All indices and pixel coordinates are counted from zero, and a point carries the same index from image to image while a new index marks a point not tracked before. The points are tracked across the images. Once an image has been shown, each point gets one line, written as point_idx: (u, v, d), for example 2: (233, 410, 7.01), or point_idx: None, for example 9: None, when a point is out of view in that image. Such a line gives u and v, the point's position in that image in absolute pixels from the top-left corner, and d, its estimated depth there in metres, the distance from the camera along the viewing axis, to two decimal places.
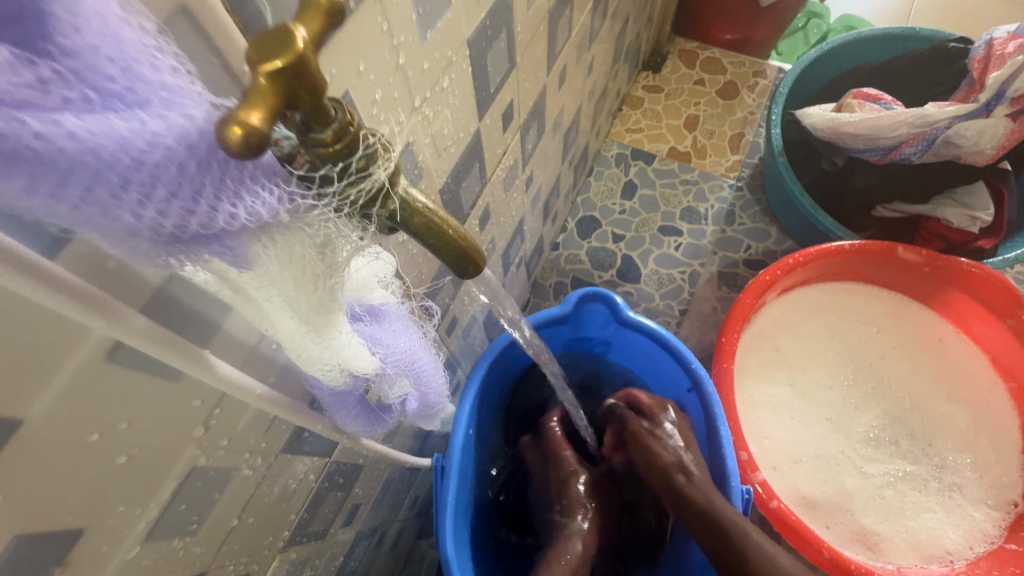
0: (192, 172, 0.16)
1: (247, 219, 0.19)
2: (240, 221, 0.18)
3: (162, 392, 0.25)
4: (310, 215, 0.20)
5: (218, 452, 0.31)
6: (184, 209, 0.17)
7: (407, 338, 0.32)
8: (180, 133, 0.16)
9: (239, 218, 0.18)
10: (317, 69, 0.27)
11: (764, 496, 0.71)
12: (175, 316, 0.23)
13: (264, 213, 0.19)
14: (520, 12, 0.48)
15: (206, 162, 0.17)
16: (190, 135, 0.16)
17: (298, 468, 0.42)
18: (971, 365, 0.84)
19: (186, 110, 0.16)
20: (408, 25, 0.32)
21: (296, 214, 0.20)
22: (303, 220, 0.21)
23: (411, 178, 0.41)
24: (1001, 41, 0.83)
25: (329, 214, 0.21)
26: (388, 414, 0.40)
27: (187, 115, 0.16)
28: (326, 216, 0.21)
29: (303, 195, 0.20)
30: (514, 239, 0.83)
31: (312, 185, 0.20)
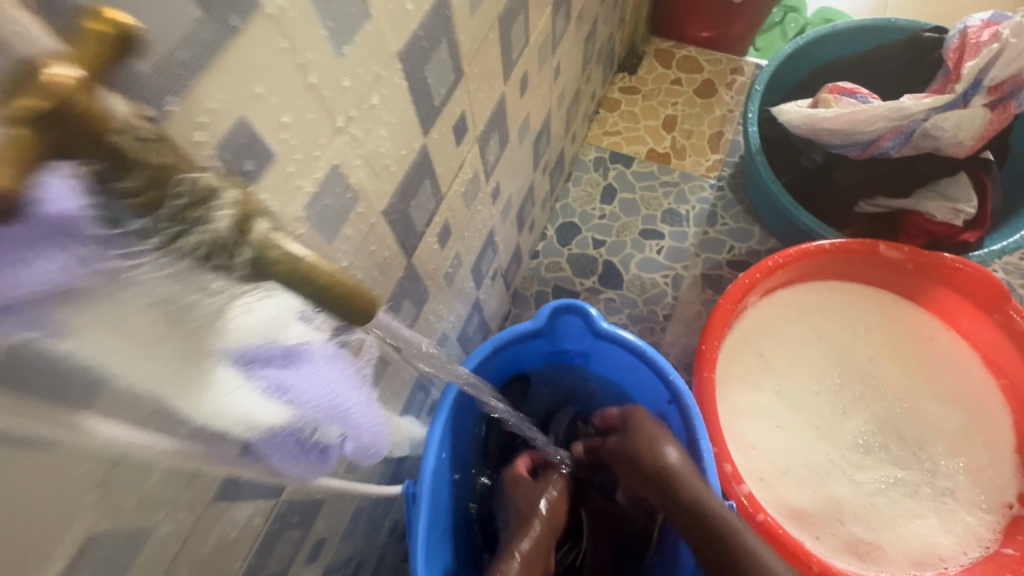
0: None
1: (44, 287, 0.17)
2: (28, 288, 0.17)
3: (29, 457, 0.23)
4: (124, 275, 0.20)
5: (124, 513, 0.28)
6: None
7: (327, 378, 0.30)
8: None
9: (25, 287, 0.17)
10: (199, 96, 0.24)
11: (750, 510, 0.68)
12: (37, 385, 0.21)
13: (67, 276, 0.18)
14: (461, 21, 0.46)
15: None
16: None
17: (238, 515, 0.39)
18: (960, 363, 0.82)
19: None
20: (318, 42, 0.30)
21: (107, 275, 0.19)
22: (119, 280, 0.20)
23: (343, 202, 0.38)
24: (976, 29, 0.82)
25: (155, 270, 0.21)
26: (329, 457, 0.37)
27: None
28: (154, 273, 0.21)
29: (120, 250, 0.20)
30: (485, 252, 0.80)
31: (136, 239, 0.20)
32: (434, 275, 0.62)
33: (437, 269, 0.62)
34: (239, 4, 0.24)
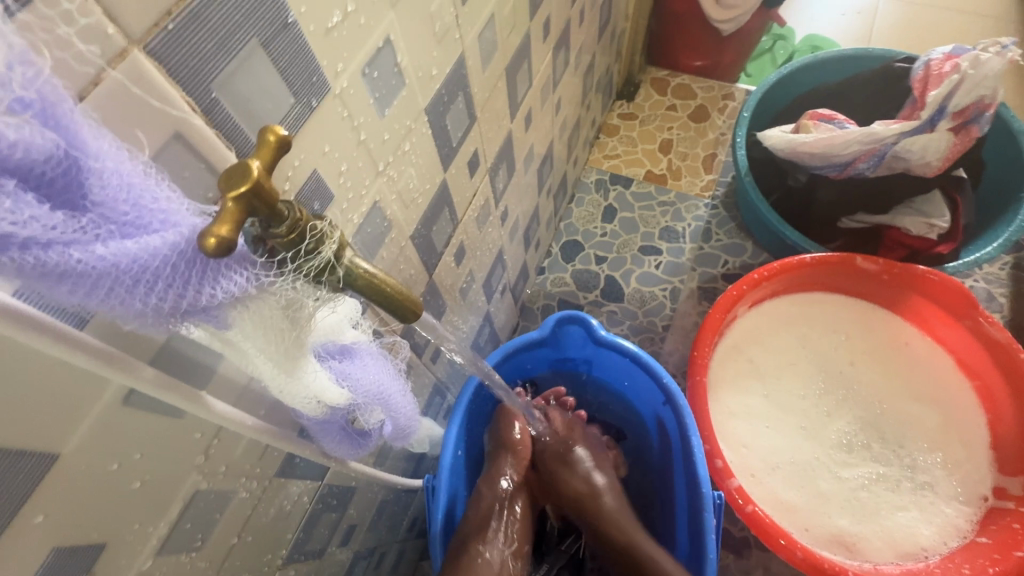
0: (179, 265, 0.21)
1: (225, 296, 0.23)
2: (219, 297, 0.22)
3: (168, 427, 0.30)
4: (274, 286, 0.24)
5: (217, 477, 0.36)
6: (177, 294, 0.21)
7: (375, 371, 0.37)
8: (172, 243, 0.20)
9: (218, 296, 0.22)
10: (287, 157, 0.33)
11: (739, 501, 0.74)
12: (178, 368, 0.29)
13: (237, 290, 0.23)
14: (475, 77, 0.55)
15: (192, 260, 0.21)
16: (180, 242, 0.21)
17: (292, 491, 0.47)
18: (937, 366, 0.88)
19: (180, 227, 0.21)
20: (367, 108, 0.38)
21: (263, 286, 0.24)
22: (269, 290, 0.24)
23: (380, 230, 0.47)
24: (937, 61, 0.89)
25: (289, 282, 0.25)
26: (367, 440, 0.45)
27: (178, 230, 0.21)
28: (287, 283, 0.25)
29: (267, 271, 0.24)
30: (495, 268, 0.89)
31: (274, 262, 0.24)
32: (451, 290, 0.70)
33: (453, 285, 0.70)
34: (317, 90, 0.33)
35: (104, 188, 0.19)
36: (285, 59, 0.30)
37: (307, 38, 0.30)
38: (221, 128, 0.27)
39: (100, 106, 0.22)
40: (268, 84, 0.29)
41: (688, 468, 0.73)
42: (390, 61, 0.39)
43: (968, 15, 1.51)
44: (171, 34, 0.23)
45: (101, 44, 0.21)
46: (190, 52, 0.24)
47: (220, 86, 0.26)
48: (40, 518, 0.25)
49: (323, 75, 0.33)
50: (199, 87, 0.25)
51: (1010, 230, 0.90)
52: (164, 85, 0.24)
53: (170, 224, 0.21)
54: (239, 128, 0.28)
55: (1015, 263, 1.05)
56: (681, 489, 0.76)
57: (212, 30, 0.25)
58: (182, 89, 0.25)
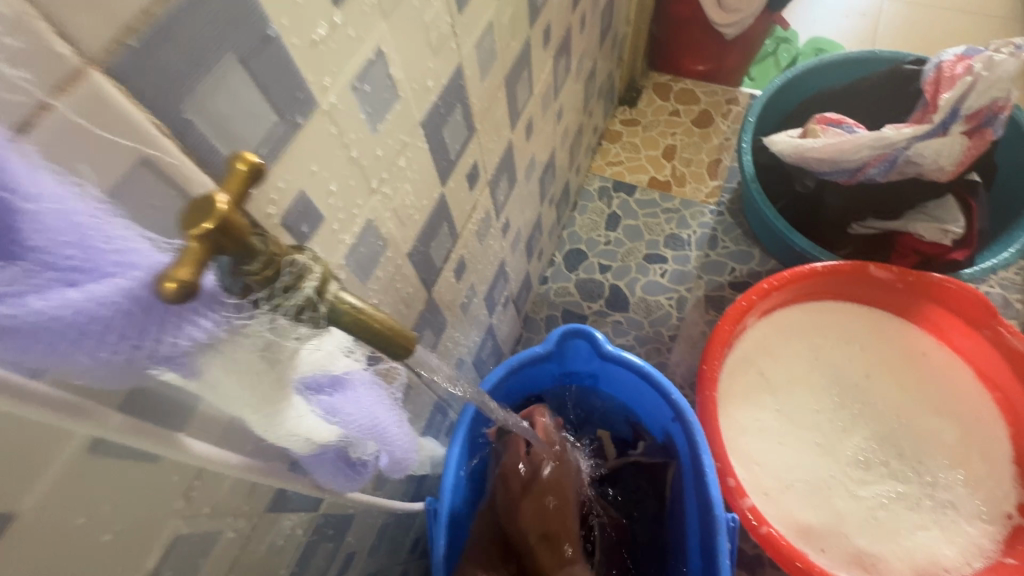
0: (133, 313, 0.19)
1: (190, 343, 0.21)
2: (183, 345, 0.21)
3: (142, 472, 0.28)
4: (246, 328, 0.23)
5: (200, 519, 0.34)
6: (134, 345, 0.19)
7: (368, 404, 0.34)
8: (124, 289, 0.18)
9: (181, 344, 0.21)
10: (271, 178, 0.31)
11: (753, 522, 0.71)
12: (152, 411, 0.27)
13: (204, 335, 0.21)
14: (473, 87, 0.53)
15: (150, 307, 0.19)
16: (134, 289, 0.19)
17: (284, 525, 0.44)
18: (955, 377, 0.85)
19: (133, 271, 0.19)
20: (358, 124, 0.36)
21: (235, 329, 0.23)
22: (241, 332, 0.23)
23: (375, 249, 0.44)
24: (950, 63, 0.87)
25: (263, 324, 0.24)
26: (363, 472, 0.43)
27: (131, 276, 0.19)
28: (262, 325, 0.24)
29: (238, 314, 0.23)
30: (497, 281, 0.86)
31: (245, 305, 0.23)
32: (451, 306, 0.68)
33: (453, 300, 0.68)
34: (302, 106, 0.31)
35: (42, 231, 0.17)
36: (266, 75, 0.27)
37: (291, 52, 0.28)
38: (194, 149, 0.25)
39: (51, 135, 0.20)
40: (247, 102, 0.27)
41: (700, 488, 0.70)
42: (382, 73, 0.37)
43: (974, 15, 1.49)
44: (135, 51, 0.21)
45: (53, 65, 0.19)
46: (157, 72, 0.22)
47: (195, 107, 0.24)
48: None
49: (310, 91, 0.31)
50: (169, 109, 0.23)
51: None
52: (126, 107, 0.22)
53: (123, 266, 0.18)
54: (216, 150, 0.26)
55: None
56: (692, 510, 0.73)
57: (182, 46, 0.23)
58: (148, 111, 0.23)
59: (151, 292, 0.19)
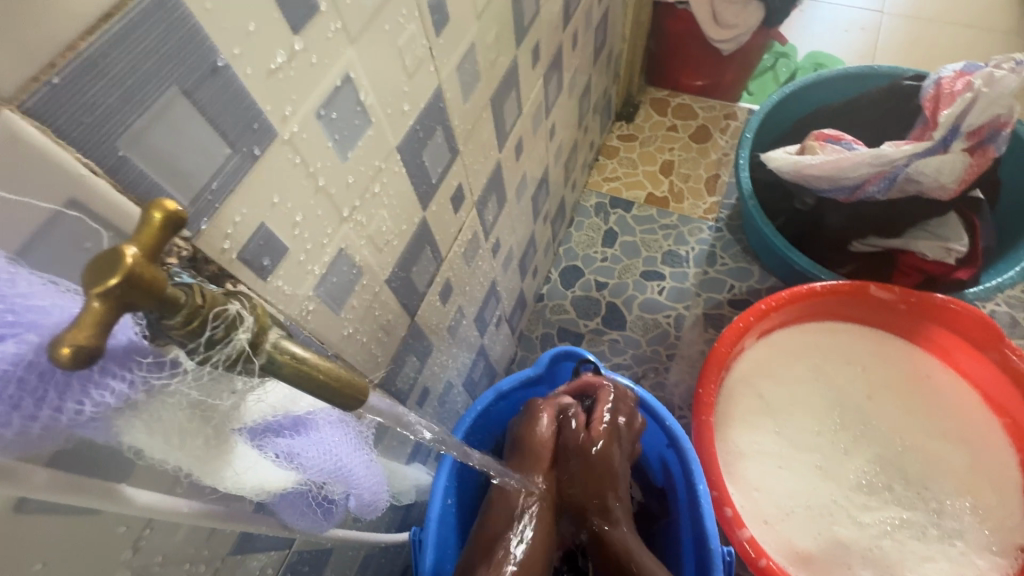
0: (27, 383, 0.18)
1: (99, 408, 0.20)
2: (89, 412, 0.19)
3: (81, 526, 0.26)
4: (167, 390, 0.22)
5: (152, 568, 0.32)
6: (27, 415, 0.18)
7: (331, 446, 0.33)
8: (15, 356, 0.17)
9: (86, 411, 0.19)
10: (226, 214, 0.29)
11: (751, 555, 0.68)
12: (87, 464, 0.25)
13: (116, 398, 0.20)
14: (455, 109, 0.52)
15: (46, 375, 0.18)
16: (27, 356, 0.18)
17: (252, 565, 0.42)
18: (961, 401, 0.82)
19: (23, 335, 0.17)
20: (325, 152, 0.35)
21: (154, 392, 0.22)
22: (162, 395, 0.22)
23: (350, 278, 0.43)
24: (949, 79, 0.86)
25: (190, 383, 0.23)
26: (332, 513, 0.41)
27: (22, 341, 0.17)
28: (189, 385, 0.23)
29: (159, 376, 0.21)
30: (488, 301, 0.85)
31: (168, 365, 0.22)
32: (437, 329, 0.66)
33: (440, 324, 0.67)
34: (259, 137, 0.29)
35: None
36: (216, 107, 0.26)
37: (243, 82, 0.27)
38: (130, 186, 0.24)
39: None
40: (194, 134, 0.26)
41: (695, 517, 0.68)
42: (351, 99, 0.36)
43: (976, 28, 1.47)
44: (58, 88, 0.20)
45: None
46: (86, 107, 0.21)
47: (129, 140, 0.23)
48: None
49: (267, 121, 0.29)
50: (100, 145, 0.22)
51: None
52: (48, 148, 0.20)
53: (14, 334, 0.17)
54: (158, 186, 0.25)
55: None
56: (688, 541, 0.71)
57: (113, 81, 0.21)
58: (74, 150, 0.21)
59: (46, 362, 0.18)
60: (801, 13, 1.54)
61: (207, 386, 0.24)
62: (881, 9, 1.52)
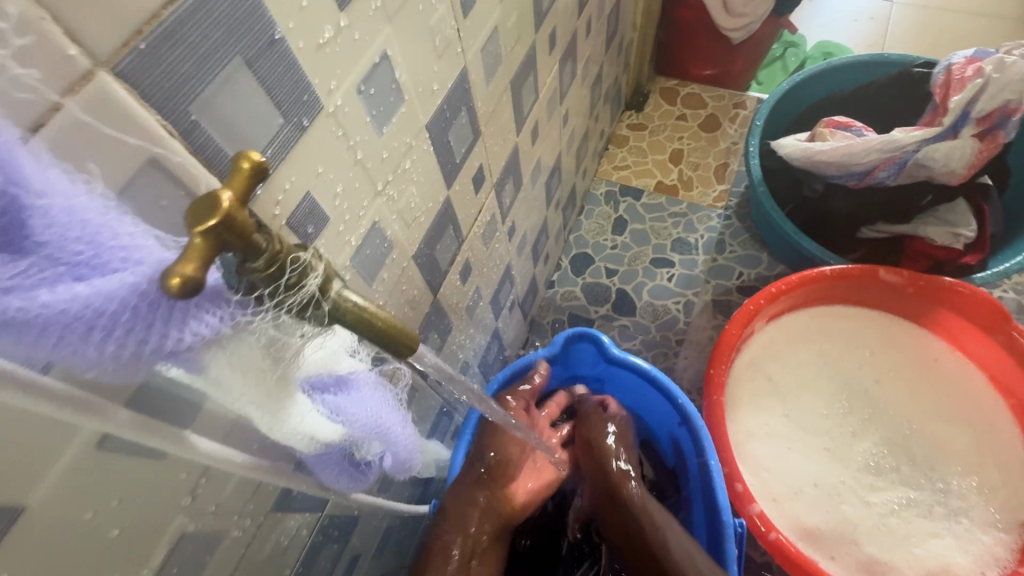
0: (140, 310, 0.18)
1: (195, 339, 0.20)
2: (188, 342, 0.19)
3: (151, 470, 0.28)
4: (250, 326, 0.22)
5: (206, 517, 0.34)
6: (138, 341, 0.18)
7: (373, 404, 0.34)
8: (130, 284, 0.17)
9: (186, 341, 0.19)
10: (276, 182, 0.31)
11: (761, 528, 0.70)
12: (159, 409, 0.27)
13: (209, 331, 0.20)
14: (478, 90, 0.53)
15: (156, 303, 0.18)
16: (141, 284, 0.17)
17: (289, 525, 0.44)
18: (968, 383, 0.84)
19: (138, 265, 0.18)
20: (363, 127, 0.37)
21: (239, 327, 0.21)
22: (245, 330, 0.22)
23: (381, 251, 0.45)
24: (960, 66, 0.86)
25: (269, 320, 0.23)
26: (367, 472, 0.43)
27: (136, 269, 0.18)
28: (268, 322, 0.23)
29: (242, 310, 0.21)
30: (502, 285, 0.86)
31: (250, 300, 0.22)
32: (456, 308, 0.68)
33: (459, 304, 0.68)
34: (307, 108, 0.31)
35: (52, 224, 0.16)
36: (272, 78, 0.28)
37: (296, 54, 0.29)
38: (201, 150, 0.25)
39: (66, 136, 0.21)
40: (253, 103, 0.27)
41: (707, 491, 0.70)
42: (387, 77, 0.37)
43: (987, 17, 1.47)
44: (143, 53, 0.22)
45: (63, 67, 0.19)
46: (165, 73, 0.23)
47: (200, 106, 0.25)
48: None
49: (315, 93, 0.31)
50: (176, 109, 0.24)
51: None
52: (136, 110, 0.22)
53: (130, 262, 0.18)
54: (222, 150, 0.26)
55: None
56: (700, 515, 0.73)
57: (188, 48, 0.23)
58: (157, 114, 0.23)
59: (159, 288, 0.18)
60: (810, 2, 1.54)
61: (284, 325, 0.24)
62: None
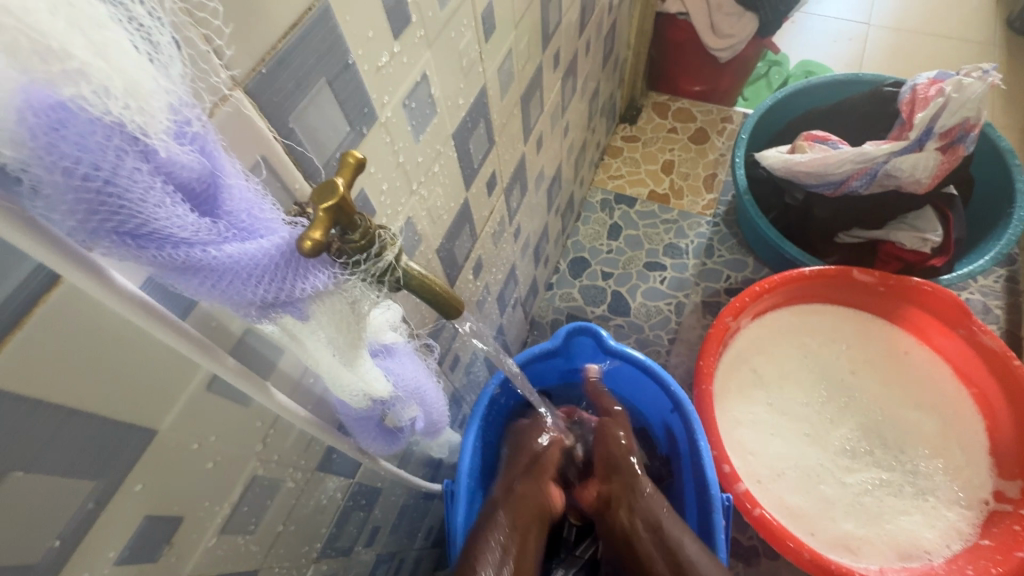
0: (280, 264, 0.24)
1: (311, 292, 0.26)
2: (307, 292, 0.26)
3: (239, 414, 0.34)
4: (346, 283, 0.28)
5: (271, 464, 0.40)
6: (278, 288, 0.24)
7: (412, 369, 0.41)
8: (277, 245, 0.24)
9: (307, 291, 0.26)
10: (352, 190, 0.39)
11: (747, 505, 0.77)
12: (250, 359, 0.33)
13: (321, 287, 0.27)
14: (494, 104, 0.60)
15: (291, 260, 0.25)
16: (284, 245, 0.24)
17: (328, 486, 0.50)
18: (935, 374, 0.91)
19: (281, 232, 0.24)
20: (405, 135, 0.43)
21: (338, 285, 0.28)
22: (342, 287, 0.28)
23: (412, 243, 0.51)
24: (924, 86, 0.95)
25: (356, 281, 0.29)
26: (400, 436, 0.49)
27: (281, 235, 0.24)
28: (355, 282, 0.29)
29: (341, 271, 0.28)
30: (508, 283, 0.93)
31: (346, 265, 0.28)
32: (468, 301, 0.74)
33: (471, 297, 0.75)
34: (366, 119, 0.37)
35: (231, 199, 0.22)
36: (345, 94, 0.34)
37: (362, 76, 0.35)
38: (292, 149, 0.32)
39: (224, 128, 0.27)
40: (330, 114, 0.34)
41: (697, 470, 0.76)
42: (425, 93, 0.44)
43: (955, 40, 1.58)
44: (263, 75, 0.28)
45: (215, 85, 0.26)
46: (275, 91, 0.29)
47: (295, 116, 0.31)
48: (138, 487, 0.29)
49: (373, 107, 0.38)
50: (279, 118, 0.30)
51: (1000, 244, 0.94)
52: (254, 120, 0.28)
53: (273, 230, 0.24)
54: (306, 151, 0.33)
55: (1008, 276, 1.09)
56: (691, 493, 0.79)
57: (291, 72, 0.30)
58: (266, 123, 0.29)
59: (293, 248, 0.24)
60: (792, 24, 1.64)
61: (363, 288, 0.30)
62: (867, 22, 1.63)
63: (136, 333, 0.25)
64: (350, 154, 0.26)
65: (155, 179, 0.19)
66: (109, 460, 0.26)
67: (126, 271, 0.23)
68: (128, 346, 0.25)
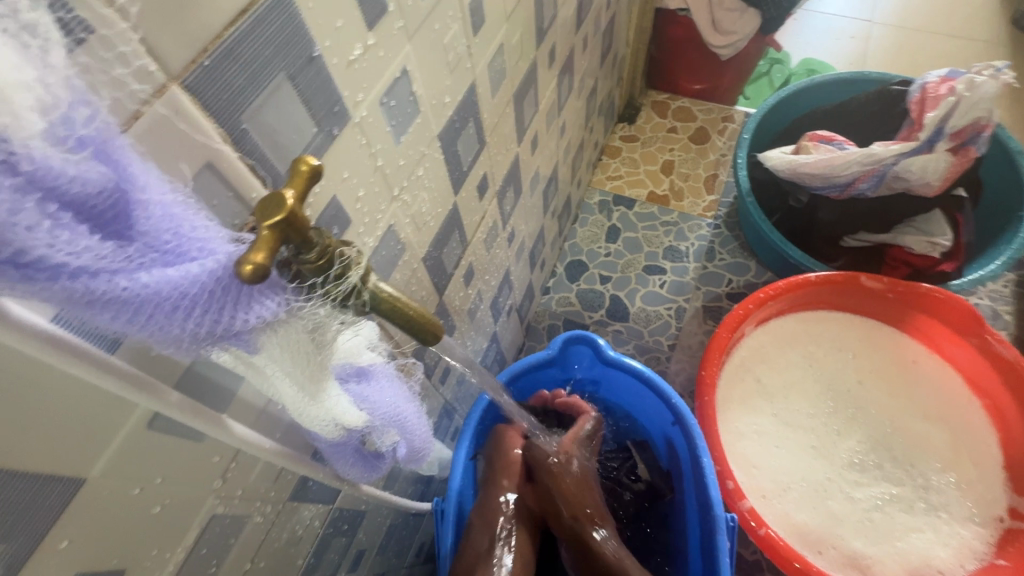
0: (215, 291, 0.21)
1: (258, 322, 0.23)
2: (252, 323, 0.23)
3: (190, 452, 0.30)
4: (303, 309, 0.25)
5: (233, 501, 0.36)
6: (213, 319, 0.21)
7: (392, 395, 0.36)
8: (210, 270, 0.20)
9: (251, 322, 0.22)
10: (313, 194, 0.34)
11: (753, 523, 0.73)
12: (202, 391, 0.29)
13: (269, 316, 0.23)
14: (485, 103, 0.56)
15: (228, 286, 0.21)
16: (218, 270, 0.21)
17: (304, 515, 0.46)
18: (945, 384, 0.88)
19: (217, 254, 0.21)
20: (383, 135, 0.39)
21: (293, 311, 0.25)
22: (299, 314, 0.25)
23: (394, 252, 0.48)
24: (934, 84, 0.91)
25: (317, 306, 0.26)
26: (381, 462, 0.45)
27: (217, 258, 0.21)
28: (315, 307, 0.26)
29: (297, 297, 0.25)
30: (502, 289, 0.89)
31: (305, 288, 0.25)
32: (459, 310, 0.70)
33: (461, 306, 0.71)
34: (337, 119, 0.34)
35: (148, 217, 0.19)
36: (311, 92, 0.30)
37: (331, 72, 0.31)
38: (247, 153, 0.28)
39: (161, 127, 0.23)
40: (293, 114, 0.30)
41: (699, 487, 0.71)
42: (406, 90, 0.40)
43: (959, 38, 1.54)
44: (207, 69, 0.24)
45: (147, 81, 0.22)
46: (223, 87, 0.25)
47: (250, 117, 0.27)
48: (64, 544, 0.25)
49: (345, 105, 0.34)
50: (230, 119, 0.26)
51: (1011, 249, 0.91)
52: (199, 119, 0.25)
53: (208, 251, 0.21)
54: (267, 158, 0.29)
55: (1019, 281, 1.05)
56: (693, 510, 0.75)
57: (243, 65, 0.26)
58: (214, 123, 0.26)
59: (232, 272, 0.21)
60: (795, 21, 1.60)
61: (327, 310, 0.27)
62: (871, 19, 1.59)
63: (52, 376, 0.22)
64: (303, 158, 0.23)
65: (28, 197, 0.16)
66: (22, 519, 0.23)
67: (32, 305, 0.20)
68: (40, 389, 0.21)
